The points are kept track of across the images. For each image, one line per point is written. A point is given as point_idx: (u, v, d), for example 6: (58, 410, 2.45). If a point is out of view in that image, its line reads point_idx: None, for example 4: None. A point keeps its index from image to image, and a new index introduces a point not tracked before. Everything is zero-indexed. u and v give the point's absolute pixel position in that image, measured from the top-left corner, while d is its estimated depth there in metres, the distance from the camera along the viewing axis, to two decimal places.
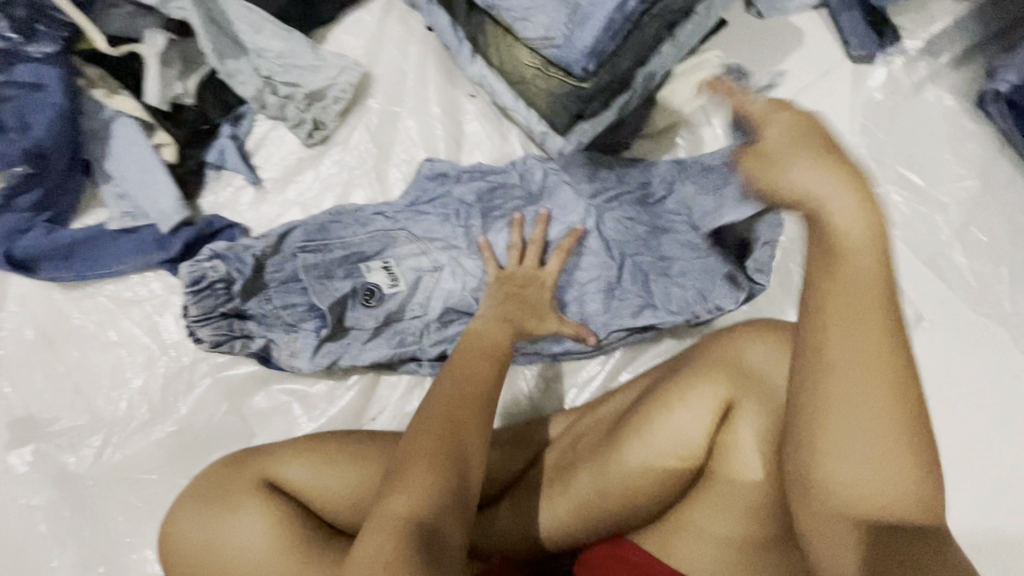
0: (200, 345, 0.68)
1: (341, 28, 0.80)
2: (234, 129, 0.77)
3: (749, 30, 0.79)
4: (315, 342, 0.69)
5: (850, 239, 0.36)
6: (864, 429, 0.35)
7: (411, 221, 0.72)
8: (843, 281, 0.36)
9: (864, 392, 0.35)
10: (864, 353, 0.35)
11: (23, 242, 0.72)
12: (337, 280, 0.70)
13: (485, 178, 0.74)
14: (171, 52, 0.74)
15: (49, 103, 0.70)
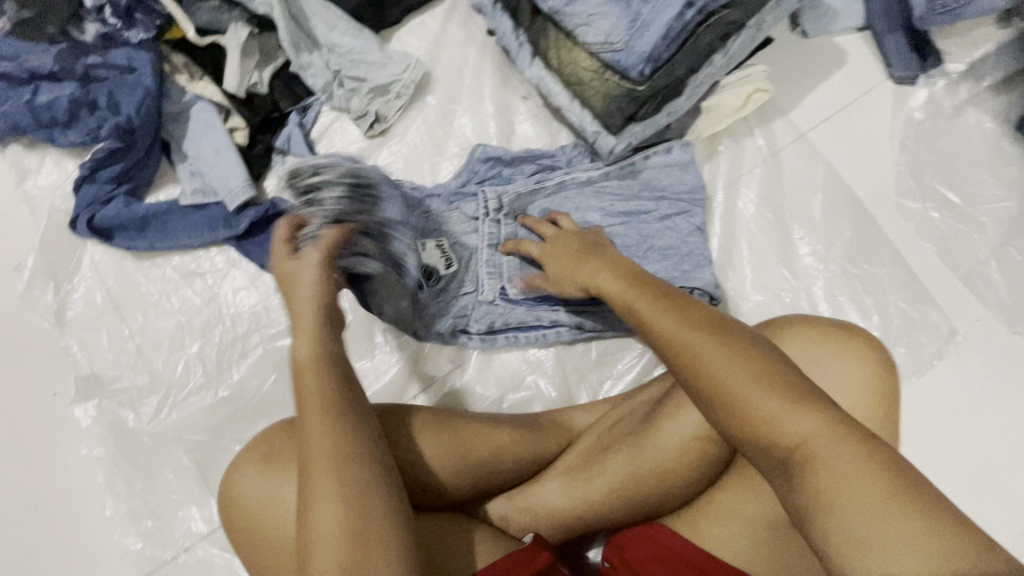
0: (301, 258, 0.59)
1: (405, 29, 0.86)
2: (300, 118, 0.82)
3: (793, 47, 0.82)
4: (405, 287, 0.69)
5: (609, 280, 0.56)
6: (741, 378, 0.42)
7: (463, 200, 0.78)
8: (645, 301, 0.50)
9: (721, 351, 0.43)
10: (685, 326, 0.45)
11: (105, 211, 0.78)
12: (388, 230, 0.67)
13: (536, 161, 0.79)
14: (252, 44, 0.80)
15: (141, 85, 0.77)
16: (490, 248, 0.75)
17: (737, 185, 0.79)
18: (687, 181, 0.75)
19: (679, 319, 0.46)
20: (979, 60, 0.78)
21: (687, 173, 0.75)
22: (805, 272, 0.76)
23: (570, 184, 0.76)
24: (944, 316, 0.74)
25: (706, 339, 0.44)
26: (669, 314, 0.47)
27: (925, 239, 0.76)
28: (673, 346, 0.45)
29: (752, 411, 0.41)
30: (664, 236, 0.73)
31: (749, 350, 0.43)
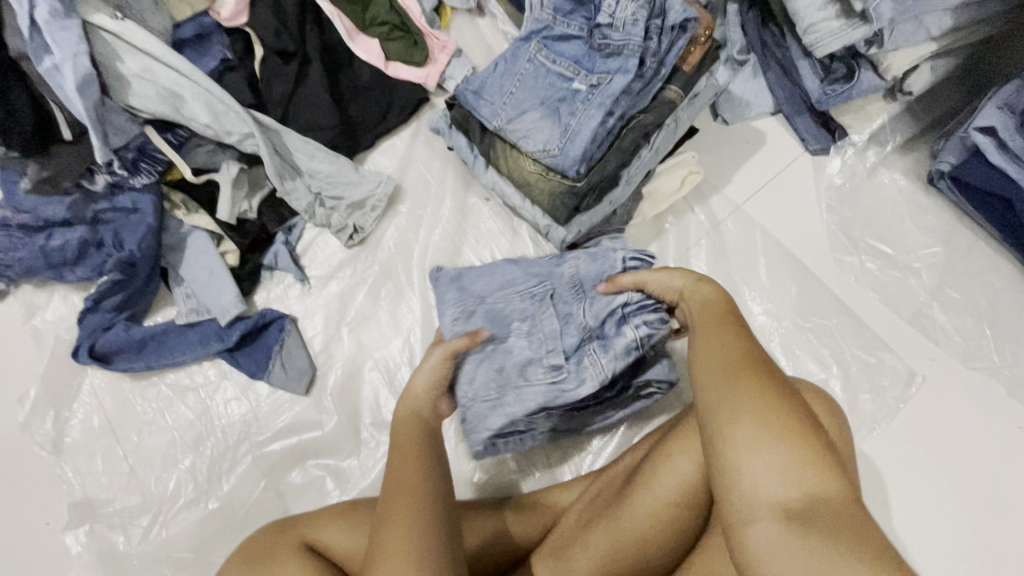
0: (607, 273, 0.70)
1: (378, 152, 0.98)
2: (286, 236, 0.91)
3: (719, 134, 0.92)
4: (609, 346, 0.67)
5: (691, 298, 0.62)
6: (751, 414, 0.46)
7: (447, 305, 0.74)
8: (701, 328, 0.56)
9: (743, 388, 0.48)
10: (723, 357, 0.51)
11: (105, 338, 0.84)
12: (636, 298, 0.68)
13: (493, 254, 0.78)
14: (242, 178, 0.90)
15: (143, 222, 0.86)
16: (494, 343, 0.70)
17: (686, 257, 0.86)
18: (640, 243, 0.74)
19: (727, 341, 0.53)
20: (880, 128, 0.87)
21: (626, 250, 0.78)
22: (761, 330, 0.81)
23: (532, 266, 0.74)
24: (901, 360, 0.77)
25: (730, 376, 0.49)
26: (717, 340, 0.53)
27: (867, 288, 0.82)
28: (701, 363, 0.52)
29: (745, 447, 0.45)
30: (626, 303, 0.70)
31: (786, 399, 0.47)
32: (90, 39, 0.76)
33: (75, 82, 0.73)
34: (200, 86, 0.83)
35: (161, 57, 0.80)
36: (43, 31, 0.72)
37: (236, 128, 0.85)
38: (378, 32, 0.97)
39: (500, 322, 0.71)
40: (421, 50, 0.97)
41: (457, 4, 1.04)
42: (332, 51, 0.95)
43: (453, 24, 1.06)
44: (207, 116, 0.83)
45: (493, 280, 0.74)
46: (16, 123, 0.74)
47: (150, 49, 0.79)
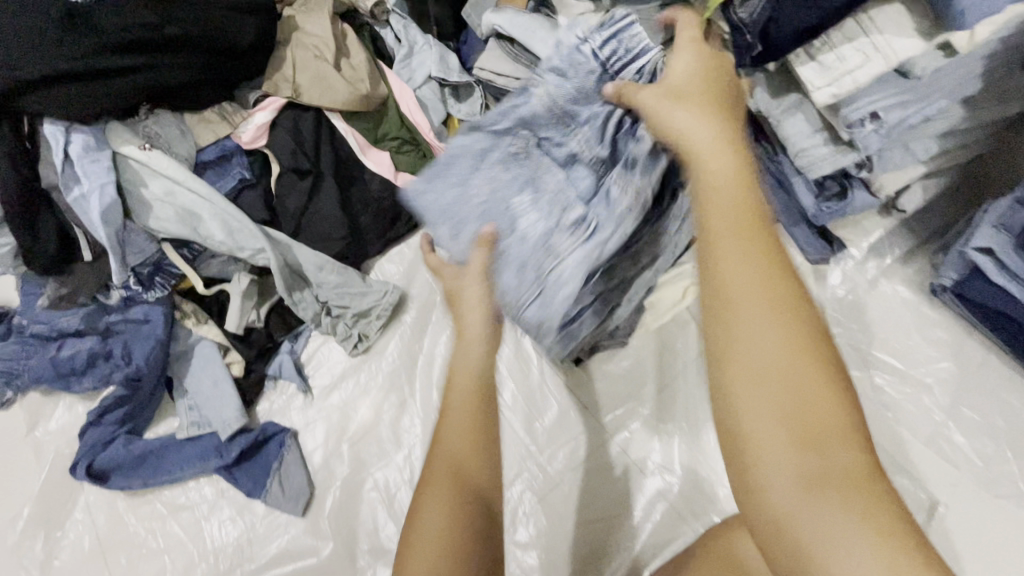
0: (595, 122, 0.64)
1: (384, 259, 1.01)
2: (292, 344, 0.92)
3: None
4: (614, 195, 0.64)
5: (717, 227, 0.43)
6: (795, 468, 0.38)
7: (440, 226, 0.68)
8: (731, 319, 0.41)
9: (785, 426, 0.39)
10: (767, 361, 0.40)
11: (104, 454, 0.83)
12: (642, 141, 0.63)
13: (482, 141, 0.67)
14: (252, 288, 0.92)
15: (152, 335, 0.87)
16: (507, 235, 0.65)
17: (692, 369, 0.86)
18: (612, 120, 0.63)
19: (771, 333, 0.40)
20: (877, 242, 0.89)
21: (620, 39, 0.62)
22: None
23: (511, 141, 0.67)
24: (920, 487, 0.76)
25: (765, 392, 0.39)
26: (763, 335, 0.40)
27: (879, 406, 0.81)
28: (735, 369, 0.40)
29: (790, 521, 0.38)
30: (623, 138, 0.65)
31: (842, 435, 0.39)
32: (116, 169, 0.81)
33: (99, 211, 0.77)
34: (217, 206, 0.86)
35: (181, 179, 0.84)
36: (74, 165, 0.77)
37: (248, 244, 0.88)
38: (389, 145, 1.03)
39: (528, 218, 0.65)
40: (429, 161, 1.02)
41: (465, 117, 1.09)
42: (345, 165, 0.99)
43: (460, 131, 1.11)
44: (222, 233, 0.87)
45: (484, 174, 0.67)
46: (43, 244, 0.78)
47: (172, 174, 0.83)
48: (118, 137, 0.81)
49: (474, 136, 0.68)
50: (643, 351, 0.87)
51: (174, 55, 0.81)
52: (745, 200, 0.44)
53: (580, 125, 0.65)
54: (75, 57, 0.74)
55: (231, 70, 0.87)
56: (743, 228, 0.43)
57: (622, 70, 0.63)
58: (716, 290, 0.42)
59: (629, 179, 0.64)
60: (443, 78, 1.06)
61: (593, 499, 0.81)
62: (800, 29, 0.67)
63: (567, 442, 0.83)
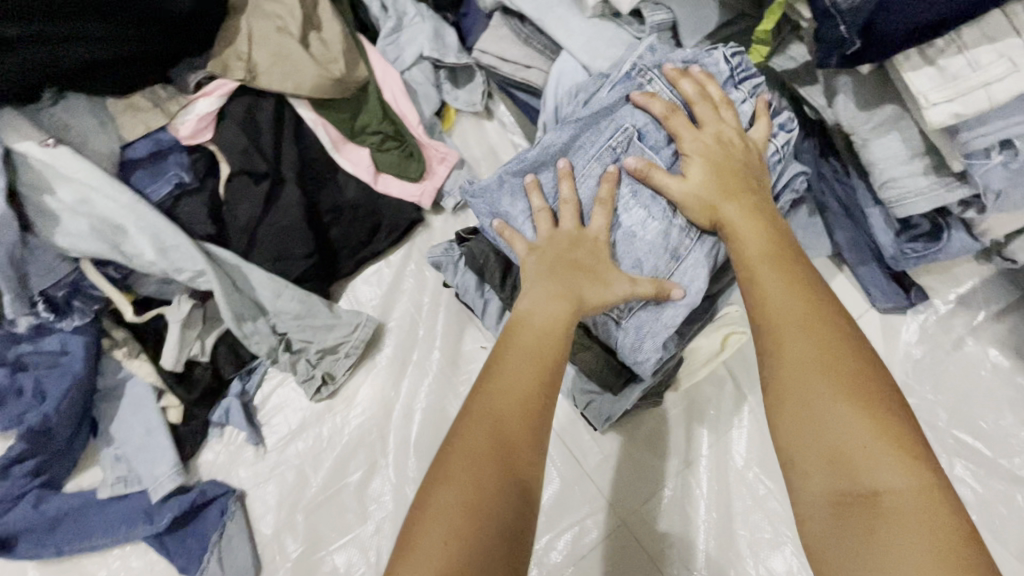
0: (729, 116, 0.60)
1: (360, 280, 0.85)
2: (243, 384, 0.77)
3: None
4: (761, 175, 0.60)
5: (775, 312, 0.48)
6: (905, 552, 0.37)
7: (515, 201, 0.63)
8: (799, 397, 0.44)
9: (899, 514, 0.38)
10: (856, 433, 0.41)
11: (8, 517, 0.69)
12: (772, 149, 0.61)
13: (556, 143, 0.63)
14: (195, 314, 0.76)
15: (69, 372, 0.72)
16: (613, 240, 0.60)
17: (727, 439, 0.71)
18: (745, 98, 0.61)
19: (848, 408, 0.42)
20: (966, 293, 0.72)
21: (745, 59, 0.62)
22: None
23: (596, 142, 0.61)
24: None
25: (842, 465, 0.41)
26: (843, 408, 0.42)
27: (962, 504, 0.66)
28: (821, 448, 0.42)
29: None
30: None
31: (934, 495, 0.38)
32: (13, 169, 0.64)
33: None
34: (145, 218, 0.70)
35: (98, 185, 0.68)
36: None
37: (186, 265, 0.71)
38: (369, 141, 0.84)
39: (646, 229, 0.59)
40: (416, 162, 0.84)
41: (462, 106, 0.92)
42: (314, 165, 0.82)
43: (457, 125, 0.94)
44: (152, 250, 0.70)
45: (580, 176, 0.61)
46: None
47: (87, 180, 0.67)
48: (17, 128, 0.64)
49: (561, 134, 0.62)
50: (668, 415, 0.72)
51: (91, 23, 0.63)
52: (800, 290, 0.49)
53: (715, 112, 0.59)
54: None
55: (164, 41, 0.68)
56: (790, 254, 0.52)
57: (746, 83, 0.61)
58: (792, 364, 0.45)
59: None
60: (437, 59, 0.88)
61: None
62: (920, 23, 0.49)
63: (569, 525, 0.68)
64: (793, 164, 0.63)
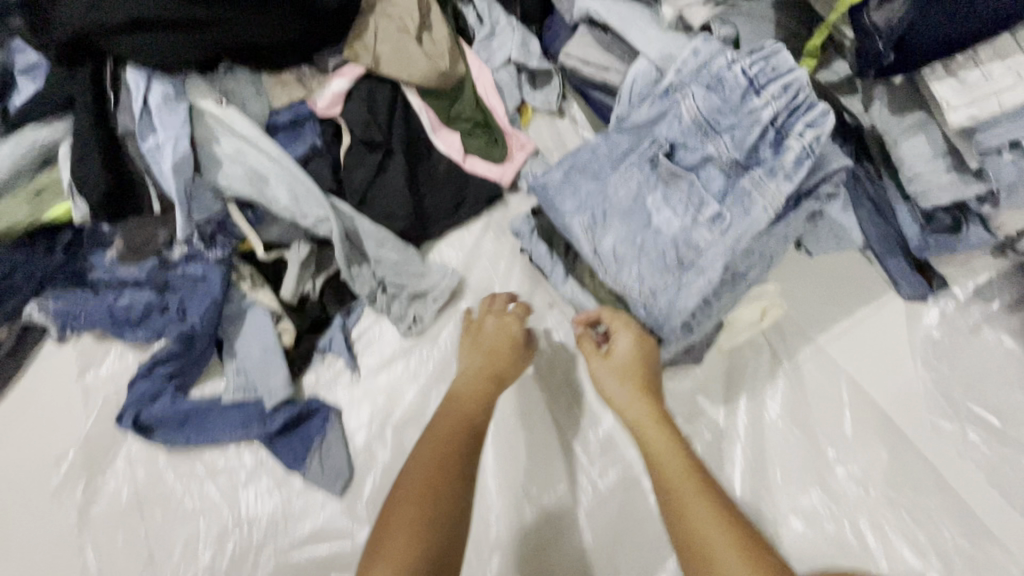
0: (748, 125, 0.70)
1: (444, 242, 0.98)
2: (344, 320, 0.90)
3: (805, 270, 0.88)
4: (777, 169, 0.70)
5: (632, 418, 0.68)
6: None
7: (568, 199, 0.75)
8: (664, 487, 0.61)
9: (729, 558, 0.54)
10: (699, 510, 0.58)
11: (151, 409, 0.83)
12: (789, 154, 0.69)
13: (604, 146, 0.76)
14: (310, 257, 0.90)
15: (208, 295, 0.86)
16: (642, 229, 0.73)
17: (762, 395, 0.81)
18: (764, 105, 0.69)
19: (691, 490, 0.59)
20: (984, 284, 0.82)
21: (767, 64, 0.69)
22: (844, 496, 0.74)
23: (640, 145, 0.74)
24: (1013, 559, 0.70)
25: (695, 539, 0.56)
26: (693, 494, 0.59)
27: (971, 464, 0.75)
28: (681, 527, 0.58)
29: None
30: (767, 146, 0.71)
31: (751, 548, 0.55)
32: (192, 121, 0.80)
33: (172, 163, 0.76)
34: (285, 169, 0.84)
35: (251, 138, 0.82)
36: (152, 115, 0.77)
37: (312, 211, 0.86)
38: (461, 127, 0.99)
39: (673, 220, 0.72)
40: (501, 148, 0.99)
41: (540, 105, 1.06)
42: (418, 143, 0.96)
43: (533, 121, 1.08)
44: (287, 197, 0.85)
45: (618, 176, 0.74)
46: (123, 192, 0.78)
47: (245, 132, 0.82)
48: (199, 90, 0.80)
49: (610, 139, 0.77)
50: (711, 372, 0.82)
51: (255, 8, 0.79)
52: (651, 403, 0.68)
53: (734, 121, 0.70)
54: (165, 6, 0.74)
55: (314, 27, 0.84)
56: (645, 377, 0.71)
57: (767, 87, 0.69)
58: (656, 466, 0.63)
59: (769, 182, 0.70)
60: (522, 62, 1.02)
61: (634, 519, 0.77)
62: (947, 36, 0.62)
63: (620, 456, 0.80)
64: (836, 159, 0.72)
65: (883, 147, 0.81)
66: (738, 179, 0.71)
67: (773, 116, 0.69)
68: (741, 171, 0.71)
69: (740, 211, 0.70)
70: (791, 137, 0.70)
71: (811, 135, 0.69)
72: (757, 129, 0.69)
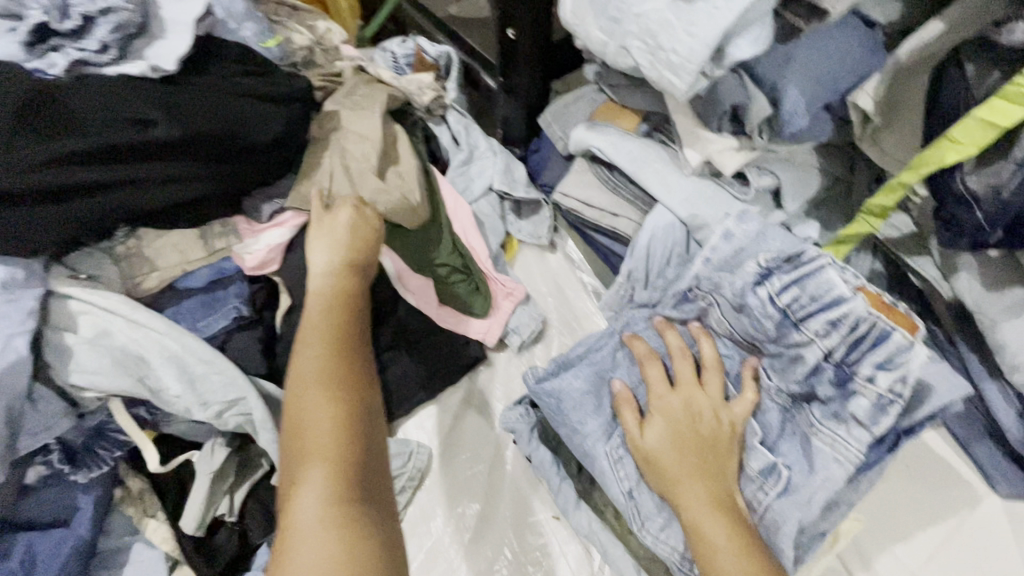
0: (799, 358, 0.53)
1: (413, 420, 0.76)
2: (271, 552, 0.65)
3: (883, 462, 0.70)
4: (844, 414, 0.51)
5: (655, 452, 0.54)
6: (730, 557, 0.47)
7: (591, 419, 0.59)
8: (679, 489, 0.51)
9: (728, 541, 0.48)
10: (713, 524, 0.49)
11: None
12: (860, 401, 0.50)
13: (617, 356, 0.61)
14: (229, 462, 0.66)
15: (72, 536, 0.60)
16: None
17: None
18: (815, 336, 0.51)
19: (711, 509, 0.50)
20: None
21: (811, 282, 0.51)
22: None
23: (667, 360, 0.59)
24: None
25: (712, 533, 0.49)
26: (712, 518, 0.49)
27: None
28: (690, 521, 0.50)
29: None
30: (827, 380, 0.52)
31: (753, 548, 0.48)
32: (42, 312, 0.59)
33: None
34: (184, 344, 0.62)
35: (130, 317, 0.61)
36: None
37: (215, 399, 0.63)
38: (437, 274, 0.78)
39: None
40: (483, 295, 0.79)
41: (527, 238, 0.88)
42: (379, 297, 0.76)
43: (520, 255, 0.90)
44: (179, 384, 0.62)
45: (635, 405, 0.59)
46: None
47: (119, 308, 0.61)
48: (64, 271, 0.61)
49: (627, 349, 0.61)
50: None
51: (162, 161, 0.61)
52: (694, 432, 0.53)
53: (780, 348, 0.54)
54: (26, 167, 0.55)
55: (239, 177, 0.66)
56: (688, 426, 0.53)
57: (817, 315, 0.51)
58: (673, 468, 0.52)
59: (837, 431, 0.52)
60: (506, 192, 0.86)
61: None
62: None
63: None
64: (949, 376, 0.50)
65: (958, 313, 0.66)
66: (796, 412, 0.55)
67: (833, 349, 0.51)
68: (800, 402, 0.55)
69: (800, 467, 0.53)
70: (857, 378, 0.50)
71: (890, 370, 0.49)
72: (813, 361, 0.52)
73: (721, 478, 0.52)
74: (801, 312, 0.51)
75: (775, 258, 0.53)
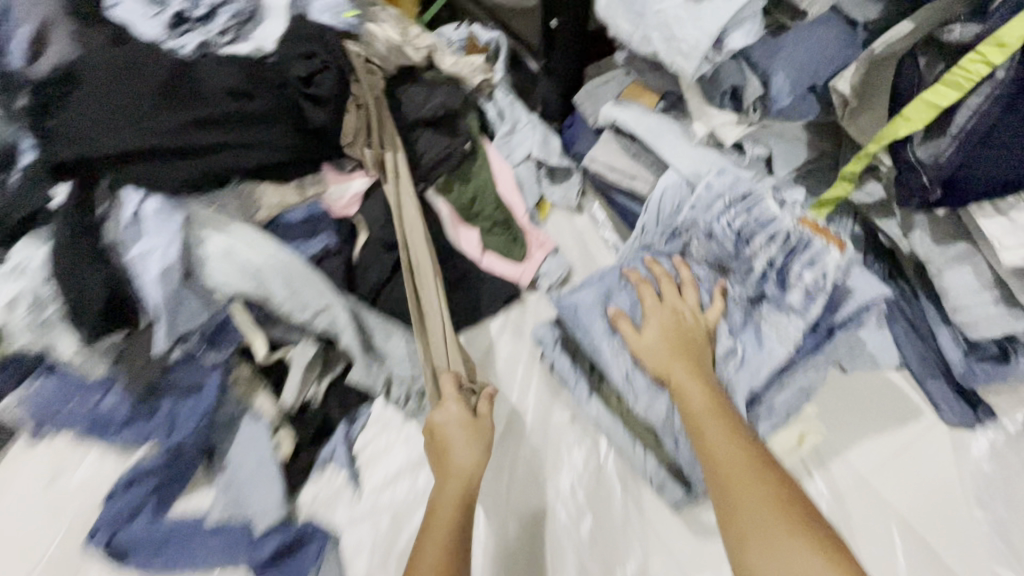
0: (754, 263, 0.70)
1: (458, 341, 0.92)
2: (347, 430, 0.84)
3: (848, 392, 0.83)
4: (784, 305, 0.69)
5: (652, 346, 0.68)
6: (715, 429, 0.59)
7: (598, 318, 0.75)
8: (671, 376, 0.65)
9: (710, 416, 0.60)
10: (703, 406, 0.61)
11: (127, 530, 0.75)
12: (795, 293, 0.68)
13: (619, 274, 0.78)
14: (316, 358, 0.84)
15: (202, 403, 0.80)
16: None
17: None
18: (764, 245, 0.69)
19: (700, 392, 0.62)
20: None
21: (761, 206, 0.70)
22: None
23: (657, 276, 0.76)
24: None
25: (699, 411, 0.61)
26: (694, 393, 0.62)
27: None
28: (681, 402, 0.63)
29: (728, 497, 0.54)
30: (774, 281, 0.70)
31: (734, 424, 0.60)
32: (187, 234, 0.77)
33: (157, 268, 0.73)
34: (286, 261, 0.80)
35: (249, 239, 0.79)
36: (145, 221, 0.75)
37: (312, 302, 0.80)
38: (481, 224, 0.96)
39: None
40: (520, 246, 0.95)
41: (559, 201, 1.03)
42: (436, 240, 0.93)
43: (551, 215, 1.05)
44: (284, 291, 0.79)
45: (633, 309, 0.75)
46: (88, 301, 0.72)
47: (241, 230, 0.79)
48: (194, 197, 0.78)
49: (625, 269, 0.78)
50: None
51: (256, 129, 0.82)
52: (682, 330, 0.68)
53: (740, 259, 0.71)
54: (166, 129, 0.77)
55: (310, 147, 0.87)
56: (679, 328, 0.68)
57: (765, 228, 0.69)
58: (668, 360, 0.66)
59: (780, 318, 0.69)
60: (543, 160, 1.01)
61: None
62: (998, 181, 0.61)
63: None
64: (861, 278, 0.68)
65: (920, 269, 0.78)
66: (752, 312, 0.72)
67: (776, 255, 0.69)
68: (755, 305, 0.72)
69: (756, 349, 0.69)
70: (793, 276, 0.68)
71: (816, 265, 0.67)
72: (763, 266, 0.70)
73: (700, 362, 0.66)
74: (755, 227, 0.70)
75: (735, 196, 0.72)
